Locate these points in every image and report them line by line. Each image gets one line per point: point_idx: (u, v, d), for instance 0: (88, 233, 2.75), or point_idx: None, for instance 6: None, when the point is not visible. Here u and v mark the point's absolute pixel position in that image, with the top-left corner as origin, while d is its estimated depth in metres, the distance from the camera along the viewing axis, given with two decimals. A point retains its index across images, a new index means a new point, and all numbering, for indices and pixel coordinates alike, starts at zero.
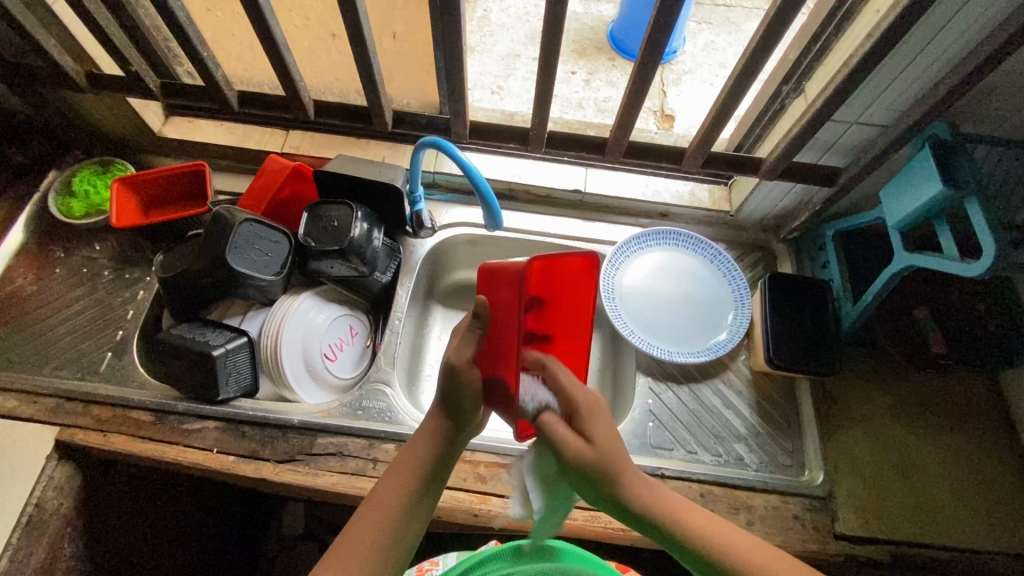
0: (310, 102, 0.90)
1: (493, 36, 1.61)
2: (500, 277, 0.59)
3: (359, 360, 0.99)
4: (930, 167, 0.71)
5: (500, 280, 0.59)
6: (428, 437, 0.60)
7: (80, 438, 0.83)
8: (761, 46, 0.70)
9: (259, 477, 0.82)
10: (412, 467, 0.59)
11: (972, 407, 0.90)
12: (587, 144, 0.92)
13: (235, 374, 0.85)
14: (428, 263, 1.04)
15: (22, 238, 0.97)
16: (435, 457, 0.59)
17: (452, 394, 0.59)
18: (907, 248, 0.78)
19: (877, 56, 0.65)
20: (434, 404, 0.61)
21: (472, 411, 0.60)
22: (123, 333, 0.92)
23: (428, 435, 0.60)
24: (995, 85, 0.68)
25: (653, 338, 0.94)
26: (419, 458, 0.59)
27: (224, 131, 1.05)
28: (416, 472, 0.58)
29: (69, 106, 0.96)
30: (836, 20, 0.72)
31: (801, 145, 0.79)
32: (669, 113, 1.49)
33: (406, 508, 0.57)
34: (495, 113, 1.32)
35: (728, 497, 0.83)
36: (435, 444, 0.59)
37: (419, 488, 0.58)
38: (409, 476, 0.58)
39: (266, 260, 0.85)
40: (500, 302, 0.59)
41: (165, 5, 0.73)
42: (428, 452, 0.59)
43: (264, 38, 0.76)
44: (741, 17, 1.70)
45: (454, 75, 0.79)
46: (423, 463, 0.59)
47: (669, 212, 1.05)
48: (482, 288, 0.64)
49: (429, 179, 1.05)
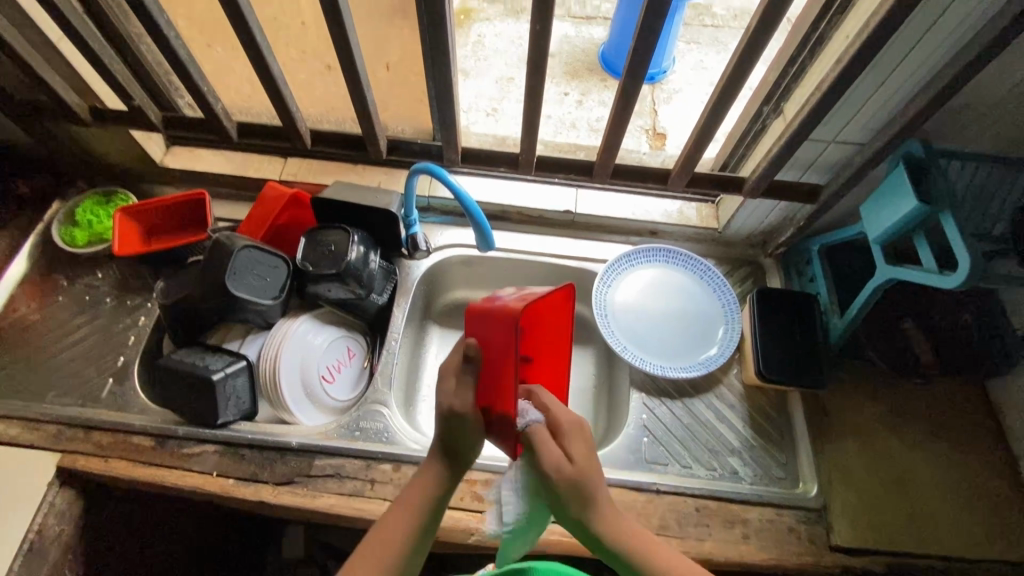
0: (307, 132, 0.93)
1: (487, 60, 1.66)
2: (490, 320, 0.59)
3: (357, 382, 1.00)
4: (906, 184, 0.73)
5: (490, 323, 0.59)
6: (429, 481, 0.61)
7: (81, 463, 0.84)
8: (737, 72, 0.73)
9: (258, 500, 0.83)
10: (413, 510, 0.59)
11: (962, 416, 0.91)
12: (576, 166, 0.94)
13: (234, 397, 0.86)
14: (424, 284, 1.06)
15: (25, 267, 0.99)
16: (437, 499, 0.60)
17: (452, 438, 0.60)
18: (888, 262, 0.80)
19: (847, 80, 0.68)
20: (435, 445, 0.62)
21: (470, 452, 0.62)
22: (124, 359, 0.94)
23: (430, 477, 0.61)
24: (962, 104, 0.71)
25: (646, 354, 0.96)
26: (422, 499, 0.60)
27: (224, 160, 1.08)
28: (418, 512, 0.59)
29: (73, 139, 0.99)
30: (808, 46, 0.75)
31: (781, 165, 0.82)
32: (661, 131, 1.53)
33: (407, 551, 0.58)
34: (489, 135, 1.36)
35: (723, 511, 0.84)
36: (437, 487, 0.60)
37: (420, 527, 0.59)
38: (411, 515, 0.59)
39: (264, 284, 0.87)
40: (494, 345, 0.59)
41: (168, 44, 0.76)
42: (432, 495, 0.60)
43: (262, 72, 0.79)
44: (729, 36, 1.75)
45: (445, 104, 0.82)
46: (425, 504, 0.60)
47: (659, 230, 1.07)
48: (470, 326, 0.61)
49: (424, 203, 1.08)
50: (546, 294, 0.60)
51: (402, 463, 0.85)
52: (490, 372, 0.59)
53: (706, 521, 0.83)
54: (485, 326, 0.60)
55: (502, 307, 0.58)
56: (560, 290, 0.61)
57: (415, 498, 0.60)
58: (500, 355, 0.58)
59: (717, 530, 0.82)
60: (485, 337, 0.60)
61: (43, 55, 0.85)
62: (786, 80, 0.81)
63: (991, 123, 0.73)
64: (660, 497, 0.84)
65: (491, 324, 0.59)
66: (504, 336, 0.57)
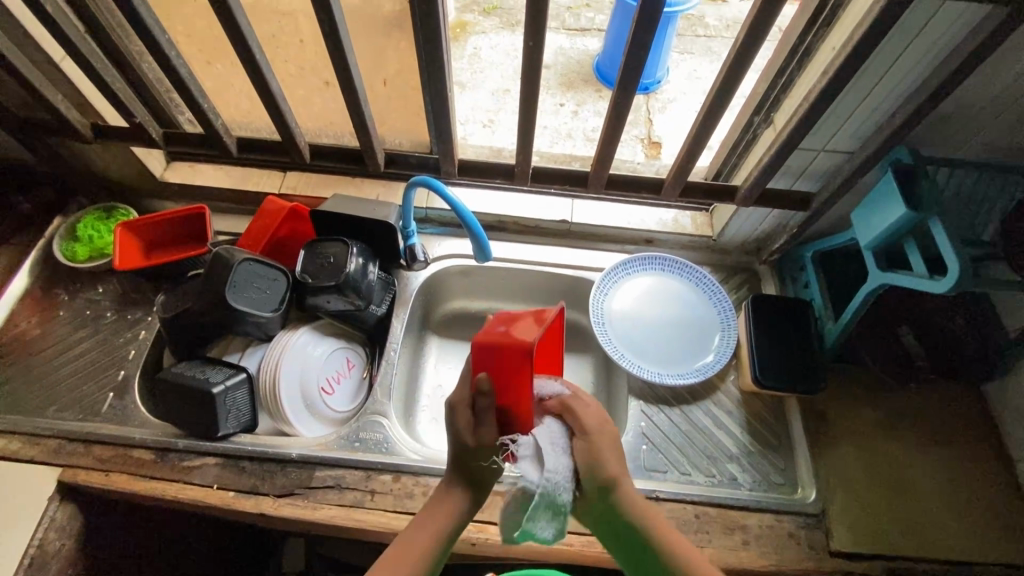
0: (306, 146, 0.95)
1: (483, 72, 1.69)
2: (496, 357, 0.57)
3: (356, 393, 1.01)
4: (894, 191, 0.75)
5: (498, 359, 0.57)
6: (452, 503, 0.60)
7: (82, 478, 0.85)
8: (727, 84, 0.75)
9: (258, 512, 0.83)
10: (436, 531, 0.58)
11: (958, 419, 0.91)
12: (572, 177, 0.96)
13: (234, 410, 0.86)
14: (422, 295, 1.07)
15: (27, 282, 1.00)
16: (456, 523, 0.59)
17: (474, 462, 0.60)
18: (880, 267, 0.81)
19: (833, 91, 0.69)
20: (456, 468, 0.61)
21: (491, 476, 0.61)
22: (124, 373, 0.94)
23: (450, 501, 0.60)
24: (947, 114, 0.73)
25: (643, 362, 0.97)
26: (442, 524, 0.58)
27: (224, 175, 1.09)
28: (439, 535, 0.58)
29: (75, 155, 1.00)
30: (797, 57, 0.76)
31: (772, 173, 0.83)
32: (656, 140, 1.55)
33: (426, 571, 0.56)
34: (486, 147, 1.37)
35: (723, 517, 0.84)
36: (459, 510, 0.60)
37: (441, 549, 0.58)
38: (433, 536, 0.58)
39: (264, 297, 0.88)
40: (505, 380, 0.58)
41: (169, 64, 0.78)
42: (455, 516, 0.59)
43: (262, 89, 0.81)
44: (721, 46, 1.77)
45: (442, 118, 0.84)
46: (447, 527, 0.59)
47: (654, 239, 1.08)
48: (476, 362, 0.59)
49: (422, 215, 1.09)
50: (546, 321, 0.59)
51: (402, 474, 0.86)
52: (501, 402, 0.59)
53: (705, 528, 0.83)
54: (491, 361, 0.58)
55: (513, 342, 0.56)
56: (559, 314, 0.59)
57: (434, 524, 0.58)
58: (514, 388, 0.57)
59: (718, 536, 0.82)
60: (493, 370, 0.58)
61: (45, 75, 0.87)
62: (776, 91, 0.82)
63: (975, 132, 0.74)
64: (660, 504, 0.85)
65: (498, 360, 0.57)
66: (516, 375, 0.56)
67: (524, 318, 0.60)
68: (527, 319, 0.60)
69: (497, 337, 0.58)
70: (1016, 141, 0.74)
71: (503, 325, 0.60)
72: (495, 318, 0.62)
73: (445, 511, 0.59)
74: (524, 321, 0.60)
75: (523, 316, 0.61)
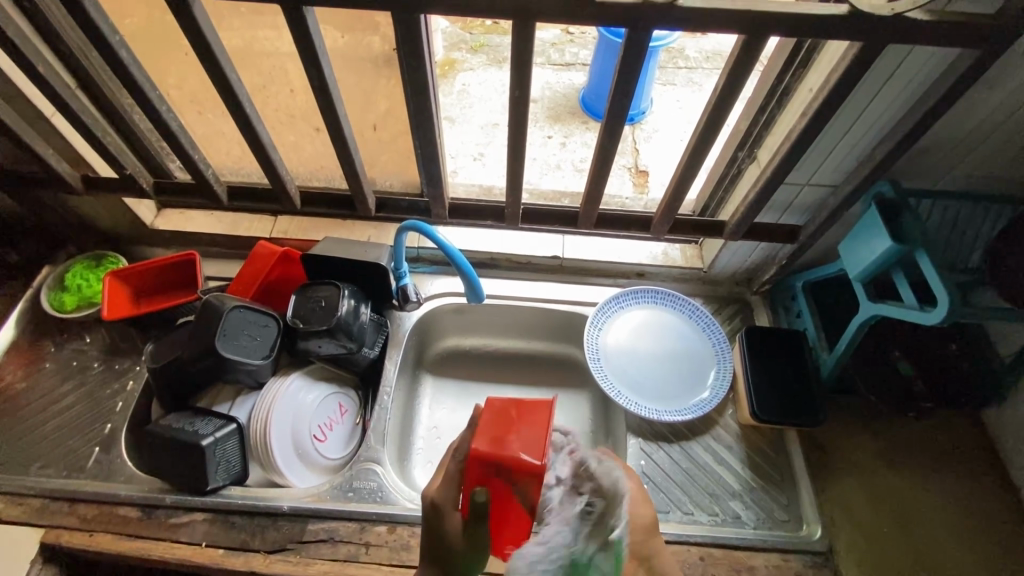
0: (296, 192, 0.95)
1: (472, 108, 1.72)
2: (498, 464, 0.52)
3: (349, 439, 0.98)
4: (878, 224, 0.76)
5: (502, 477, 0.51)
6: None
7: (66, 539, 0.82)
8: (710, 125, 0.76)
9: (248, 571, 0.80)
10: None
11: (960, 449, 0.91)
12: (561, 216, 0.97)
13: (223, 462, 0.84)
14: (416, 334, 1.06)
15: (13, 334, 0.98)
16: None
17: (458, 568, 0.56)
18: (871, 298, 0.81)
19: (813, 130, 0.71)
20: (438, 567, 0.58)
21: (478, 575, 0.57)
22: (111, 426, 0.92)
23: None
24: (923, 148, 0.75)
25: (640, 398, 0.96)
26: None
27: (215, 221, 1.09)
28: None
29: (64, 206, 1.00)
30: (777, 97, 0.78)
31: (759, 208, 0.84)
32: (643, 170, 1.57)
33: None
34: (475, 184, 1.39)
35: (729, 559, 0.82)
36: None
37: None
38: None
39: (254, 344, 0.87)
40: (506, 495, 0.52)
41: (161, 118, 0.79)
42: None
43: (252, 139, 0.82)
44: (703, 78, 1.82)
45: (431, 163, 0.85)
46: None
47: (645, 272, 1.09)
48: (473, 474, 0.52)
49: (414, 255, 1.09)
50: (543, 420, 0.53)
51: (397, 524, 0.83)
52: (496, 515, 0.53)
53: (710, 571, 0.81)
54: (492, 474, 0.52)
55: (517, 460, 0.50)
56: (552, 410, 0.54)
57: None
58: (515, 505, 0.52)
59: None
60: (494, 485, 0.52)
61: (36, 129, 0.87)
62: (758, 127, 0.84)
63: (954, 164, 0.76)
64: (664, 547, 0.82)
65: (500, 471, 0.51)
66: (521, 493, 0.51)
67: (518, 414, 0.54)
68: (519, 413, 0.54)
69: (496, 447, 0.51)
70: (991, 172, 0.76)
71: (496, 423, 0.54)
72: (484, 415, 0.55)
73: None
74: (518, 418, 0.54)
75: (512, 412, 0.55)
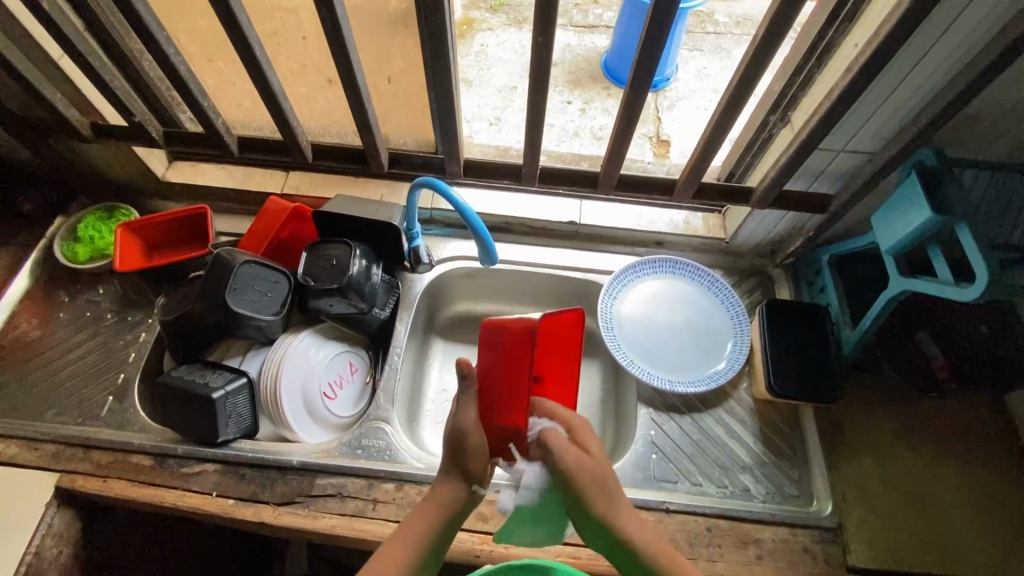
0: (308, 146, 0.93)
1: (490, 70, 1.66)
2: (554, 340, 0.66)
3: (359, 397, 0.98)
4: (919, 194, 0.72)
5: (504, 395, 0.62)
6: (440, 506, 0.60)
7: (80, 484, 0.83)
8: (744, 81, 0.71)
9: (258, 521, 0.81)
10: (424, 530, 0.59)
11: (982, 431, 0.88)
12: (580, 179, 0.93)
13: (234, 415, 0.85)
14: (428, 297, 1.05)
15: (27, 284, 0.98)
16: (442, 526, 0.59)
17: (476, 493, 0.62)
18: (902, 273, 0.78)
19: (856, 89, 0.66)
20: (447, 489, 0.60)
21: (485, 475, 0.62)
22: (124, 376, 0.92)
23: (414, 538, 0.58)
24: (974, 114, 0.69)
25: (653, 368, 0.94)
26: (433, 519, 0.59)
27: (226, 174, 1.07)
28: (422, 538, 0.58)
29: (75, 154, 0.98)
30: (817, 54, 0.73)
31: (789, 175, 0.80)
32: (665, 139, 1.51)
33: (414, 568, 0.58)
34: (490, 148, 1.34)
35: (736, 531, 0.81)
36: (444, 512, 0.59)
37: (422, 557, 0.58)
38: (414, 543, 0.58)
39: (265, 300, 0.86)
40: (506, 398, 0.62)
41: (167, 61, 0.76)
42: (440, 521, 0.59)
43: (261, 85, 0.79)
44: (732, 44, 1.73)
45: (447, 118, 0.82)
46: (429, 533, 0.59)
47: (664, 241, 1.05)
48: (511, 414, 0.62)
49: (427, 216, 1.07)
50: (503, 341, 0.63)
51: (404, 482, 0.84)
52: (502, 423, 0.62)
53: (717, 541, 0.80)
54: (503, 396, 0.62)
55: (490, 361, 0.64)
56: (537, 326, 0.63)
57: (395, 556, 0.57)
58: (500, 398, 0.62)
59: (730, 550, 0.80)
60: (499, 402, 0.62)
61: (43, 73, 0.85)
62: (793, 89, 0.79)
63: (1006, 131, 0.71)
64: (671, 516, 0.82)
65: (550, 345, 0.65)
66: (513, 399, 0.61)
67: (516, 344, 0.62)
68: (526, 345, 0.61)
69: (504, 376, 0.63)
70: None
71: (488, 351, 0.64)
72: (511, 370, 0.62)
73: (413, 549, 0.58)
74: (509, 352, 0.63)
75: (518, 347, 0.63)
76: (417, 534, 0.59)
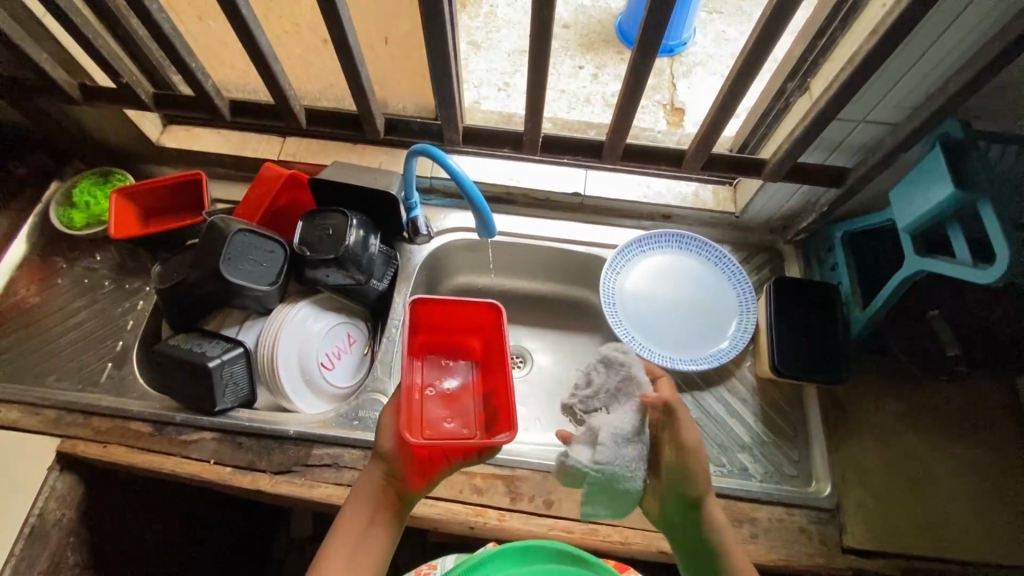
0: (301, 111, 0.90)
1: (500, 32, 1.59)
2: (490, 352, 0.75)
3: (358, 369, 0.98)
4: (941, 168, 0.68)
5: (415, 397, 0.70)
6: (369, 487, 0.64)
7: (80, 449, 0.84)
8: (759, 45, 0.67)
9: (255, 489, 0.82)
10: (358, 516, 0.63)
11: (990, 415, 0.86)
12: (585, 148, 0.89)
13: (232, 385, 0.85)
14: (427, 268, 1.03)
15: (24, 250, 0.98)
16: (374, 502, 0.64)
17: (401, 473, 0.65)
18: (919, 252, 0.75)
19: (880, 54, 0.61)
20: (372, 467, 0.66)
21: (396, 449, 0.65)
22: (123, 343, 0.93)
23: (354, 527, 0.62)
24: (1007, 83, 0.64)
25: (654, 345, 0.92)
26: (364, 502, 0.63)
27: (222, 140, 1.05)
28: (355, 519, 0.63)
29: (66, 117, 0.96)
30: (841, 15, 0.68)
31: (804, 147, 0.76)
32: (680, 107, 1.45)
33: (354, 548, 0.61)
34: (495, 113, 1.30)
35: (731, 509, 0.81)
36: (370, 490, 0.64)
37: (359, 535, 0.62)
38: (349, 530, 0.62)
39: (261, 270, 0.85)
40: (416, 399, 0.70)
41: (151, 18, 0.72)
42: (369, 501, 0.64)
43: (249, 46, 0.75)
44: (754, 6, 1.64)
45: (444, 82, 0.78)
46: (360, 513, 0.63)
47: (671, 214, 1.02)
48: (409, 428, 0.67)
49: (426, 185, 1.04)
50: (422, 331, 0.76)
51: None
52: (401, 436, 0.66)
53: None
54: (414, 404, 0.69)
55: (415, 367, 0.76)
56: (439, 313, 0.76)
57: (341, 540, 0.61)
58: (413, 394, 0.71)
59: None
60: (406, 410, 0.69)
61: (27, 30, 0.82)
62: (815, 53, 0.74)
63: None
64: None
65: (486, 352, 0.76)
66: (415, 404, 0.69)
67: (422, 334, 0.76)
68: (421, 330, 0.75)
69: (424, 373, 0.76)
70: None
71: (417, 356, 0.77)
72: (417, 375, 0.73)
73: (352, 540, 0.62)
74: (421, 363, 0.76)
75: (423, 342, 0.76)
76: (354, 521, 0.62)
